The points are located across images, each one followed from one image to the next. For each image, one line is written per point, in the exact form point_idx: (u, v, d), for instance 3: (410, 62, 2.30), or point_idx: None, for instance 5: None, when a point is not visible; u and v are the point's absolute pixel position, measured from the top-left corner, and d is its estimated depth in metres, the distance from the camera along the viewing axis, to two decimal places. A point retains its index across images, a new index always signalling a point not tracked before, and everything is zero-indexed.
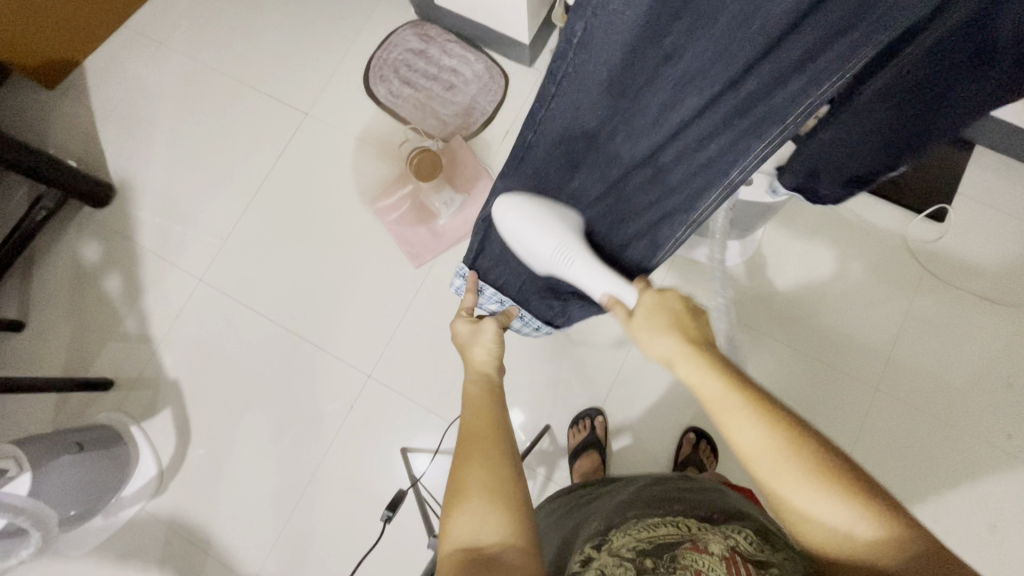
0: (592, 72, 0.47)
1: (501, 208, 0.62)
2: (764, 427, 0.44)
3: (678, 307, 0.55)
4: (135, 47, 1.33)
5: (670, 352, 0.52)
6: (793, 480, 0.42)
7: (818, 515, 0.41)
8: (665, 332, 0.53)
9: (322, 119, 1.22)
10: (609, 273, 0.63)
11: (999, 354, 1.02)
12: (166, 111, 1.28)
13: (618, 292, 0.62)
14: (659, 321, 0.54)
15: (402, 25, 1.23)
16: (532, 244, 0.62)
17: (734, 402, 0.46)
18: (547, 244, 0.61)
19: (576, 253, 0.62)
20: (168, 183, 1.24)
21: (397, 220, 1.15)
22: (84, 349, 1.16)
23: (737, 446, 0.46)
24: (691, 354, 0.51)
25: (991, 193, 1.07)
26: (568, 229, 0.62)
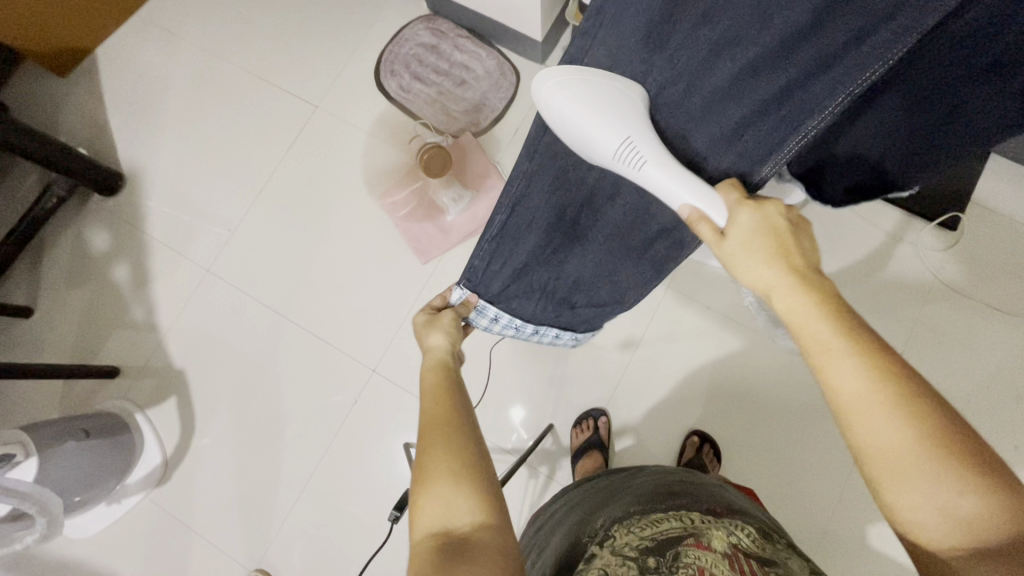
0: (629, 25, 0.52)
1: (546, 91, 0.53)
2: (871, 372, 0.41)
3: (781, 227, 0.50)
4: (147, 36, 1.33)
5: (770, 281, 0.48)
6: (894, 422, 0.39)
7: (922, 489, 0.38)
8: (764, 260, 0.49)
9: (333, 112, 1.22)
10: (690, 179, 0.53)
11: (1008, 364, 1.01)
12: (176, 101, 1.28)
13: (702, 206, 0.53)
14: (757, 247, 0.49)
15: (413, 19, 1.22)
16: (593, 134, 0.53)
17: (833, 339, 0.43)
18: (613, 129, 0.52)
19: (648, 149, 0.53)
20: (178, 173, 1.24)
21: (405, 216, 1.15)
22: (92, 336, 1.17)
23: (833, 386, 0.43)
24: (794, 286, 0.47)
25: (1005, 201, 1.06)
26: (639, 116, 0.53)
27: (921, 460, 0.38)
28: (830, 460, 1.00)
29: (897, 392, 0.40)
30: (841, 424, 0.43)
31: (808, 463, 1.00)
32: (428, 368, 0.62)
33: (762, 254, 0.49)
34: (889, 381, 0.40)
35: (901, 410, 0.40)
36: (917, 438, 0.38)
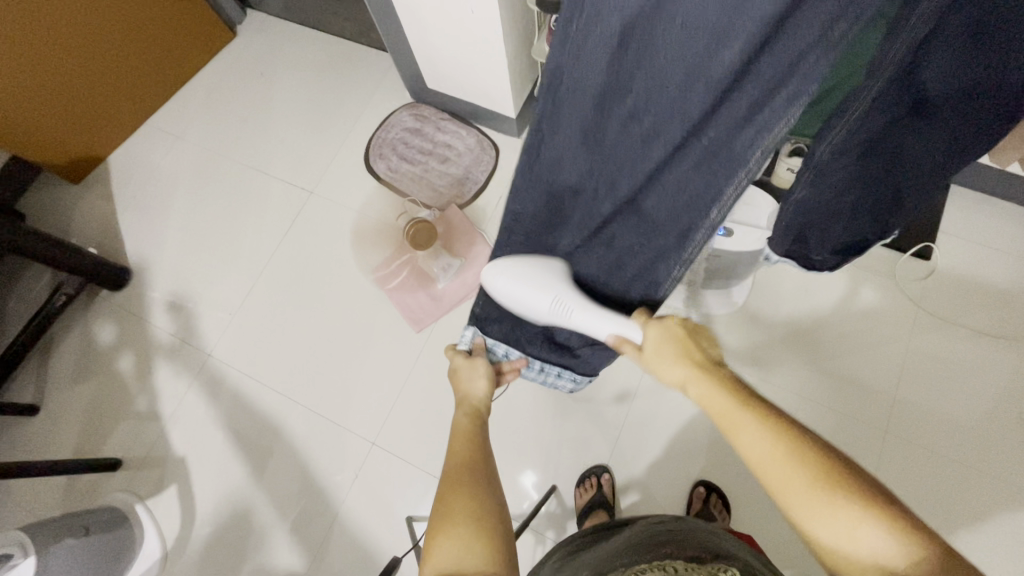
0: (568, 128, 0.57)
1: (490, 272, 0.73)
2: (769, 435, 0.48)
3: (680, 332, 0.62)
4: (155, 142, 1.44)
5: (682, 376, 0.58)
6: (791, 477, 0.45)
7: (829, 527, 0.42)
8: (675, 360, 0.60)
9: (326, 196, 1.29)
10: (610, 316, 0.69)
11: (1005, 388, 1.01)
12: (181, 197, 1.37)
13: (620, 331, 0.68)
14: (668, 351, 0.61)
15: (398, 107, 1.33)
16: (533, 299, 0.70)
17: (742, 418, 0.50)
18: (543, 301, 0.70)
19: (571, 302, 0.70)
20: (181, 263, 1.30)
21: (397, 287, 1.20)
22: (95, 429, 1.18)
23: (745, 453, 0.49)
24: (703, 375, 0.56)
25: (971, 227, 1.10)
26: (564, 287, 0.70)
27: (817, 499, 0.43)
28: None
29: (797, 452, 0.46)
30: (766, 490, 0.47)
31: None
32: (462, 414, 0.68)
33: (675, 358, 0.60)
34: (791, 444, 0.46)
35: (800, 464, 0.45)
36: (815, 485, 0.43)
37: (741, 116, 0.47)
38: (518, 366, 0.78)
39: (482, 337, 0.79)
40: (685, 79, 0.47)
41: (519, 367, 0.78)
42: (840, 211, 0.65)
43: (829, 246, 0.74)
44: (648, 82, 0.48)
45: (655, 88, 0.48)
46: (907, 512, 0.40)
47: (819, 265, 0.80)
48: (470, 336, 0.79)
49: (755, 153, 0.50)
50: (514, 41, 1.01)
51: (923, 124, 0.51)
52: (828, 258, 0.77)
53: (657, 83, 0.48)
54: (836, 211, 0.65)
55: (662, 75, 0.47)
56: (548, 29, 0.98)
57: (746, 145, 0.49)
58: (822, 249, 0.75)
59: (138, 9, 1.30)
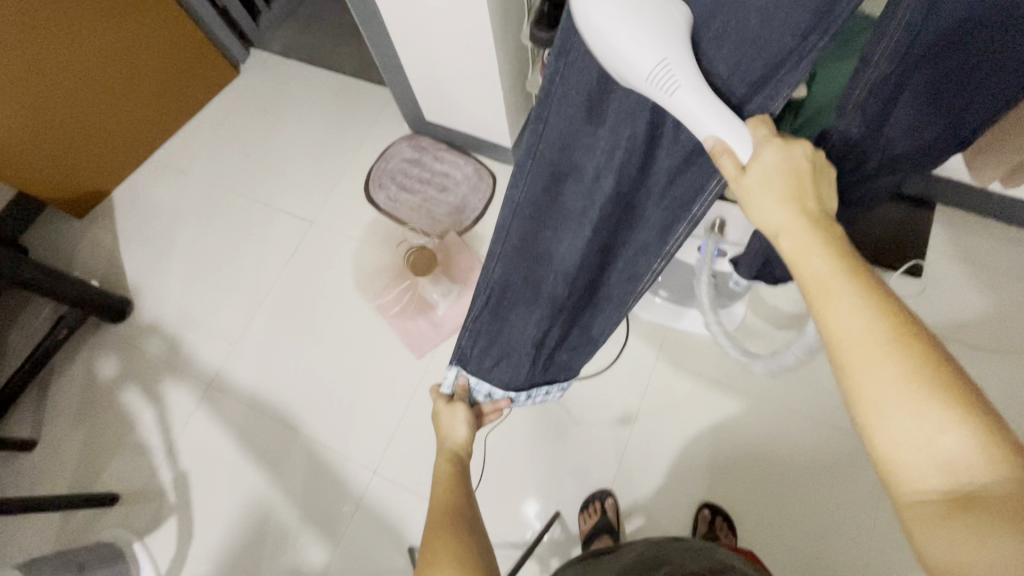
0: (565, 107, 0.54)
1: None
2: (872, 313, 0.37)
3: (804, 168, 0.44)
4: (160, 176, 1.47)
5: (780, 220, 0.43)
6: (882, 363, 0.35)
7: (907, 427, 0.34)
8: (780, 200, 0.43)
9: (327, 226, 1.32)
10: (722, 108, 0.46)
11: (1005, 403, 1.01)
12: (184, 229, 1.39)
13: (727, 137, 0.46)
14: (775, 186, 0.44)
15: (397, 139, 1.37)
16: (632, 54, 0.44)
17: (839, 282, 0.38)
18: (648, 49, 0.43)
19: (682, 77, 0.45)
20: (182, 294, 1.32)
21: (397, 314, 1.21)
22: (93, 463, 1.17)
23: (828, 325, 0.38)
24: (808, 227, 0.41)
25: (959, 244, 1.13)
26: (684, 49, 0.45)
27: (904, 393, 0.34)
28: (848, 521, 0.97)
29: (898, 336, 0.35)
30: (833, 357, 0.38)
31: (829, 527, 0.97)
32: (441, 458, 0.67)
33: (769, 199, 0.43)
34: (894, 328, 0.36)
35: (897, 354, 0.35)
36: (909, 377, 0.34)
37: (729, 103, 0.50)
38: (500, 406, 0.76)
39: (466, 375, 0.74)
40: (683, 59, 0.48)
41: (503, 407, 0.76)
42: None
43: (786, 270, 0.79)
44: None
45: None
46: (1008, 431, 0.32)
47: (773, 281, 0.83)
48: (453, 377, 0.74)
49: None
50: (508, 75, 1.06)
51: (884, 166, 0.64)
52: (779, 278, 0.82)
53: None
54: None
55: None
56: (541, 62, 1.03)
57: None
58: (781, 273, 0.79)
59: (144, 48, 1.35)
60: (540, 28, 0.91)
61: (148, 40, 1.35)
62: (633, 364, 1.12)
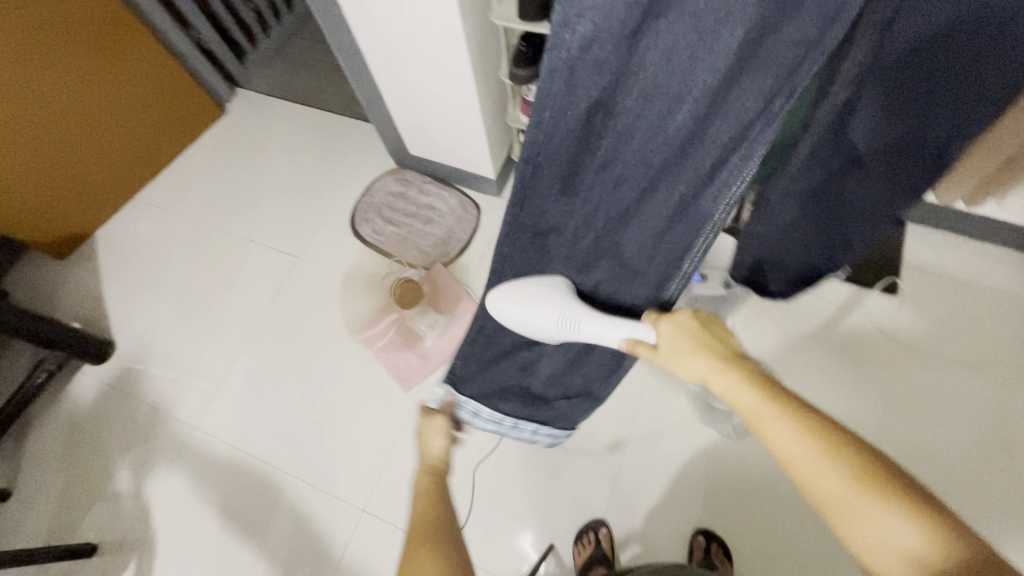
0: (550, 177, 0.62)
1: (494, 296, 0.73)
2: (801, 431, 0.45)
3: (693, 324, 0.58)
4: (145, 216, 1.47)
5: (703, 369, 0.55)
6: (827, 475, 0.42)
7: (875, 532, 0.39)
8: (693, 353, 0.56)
9: (313, 261, 1.32)
10: (624, 321, 0.64)
11: (988, 416, 1.03)
12: (168, 268, 1.39)
13: (636, 334, 0.63)
14: (684, 343, 0.57)
15: (382, 174, 1.39)
16: (532, 321, 0.69)
17: (767, 411, 0.48)
18: (541, 311, 0.68)
19: (576, 315, 0.67)
20: (166, 333, 1.30)
21: (385, 347, 1.20)
22: (72, 513, 1.13)
23: (773, 448, 0.46)
24: (725, 368, 0.53)
25: (932, 261, 1.16)
26: (570, 301, 0.68)
27: (860, 499, 0.40)
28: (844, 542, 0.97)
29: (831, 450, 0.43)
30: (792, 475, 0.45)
31: (823, 549, 0.97)
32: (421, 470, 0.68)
33: (691, 352, 0.56)
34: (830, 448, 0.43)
35: (838, 465, 0.42)
36: (852, 483, 0.41)
37: (701, 171, 0.54)
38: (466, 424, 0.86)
39: (453, 394, 0.83)
40: (649, 135, 0.53)
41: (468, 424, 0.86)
42: (788, 241, 0.68)
43: (784, 276, 0.77)
44: (619, 130, 0.54)
45: (623, 141, 0.55)
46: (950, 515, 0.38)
47: (774, 293, 0.85)
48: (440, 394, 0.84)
49: (720, 201, 0.55)
50: (490, 110, 1.09)
51: (864, 177, 0.53)
52: (782, 286, 0.81)
53: (626, 139, 0.55)
54: (784, 240, 0.68)
55: (630, 131, 0.54)
56: (521, 98, 1.06)
57: (712, 199, 0.55)
58: (777, 275, 0.78)
59: (131, 90, 1.38)
60: (518, 67, 0.95)
61: (134, 82, 1.37)
62: (622, 390, 1.12)
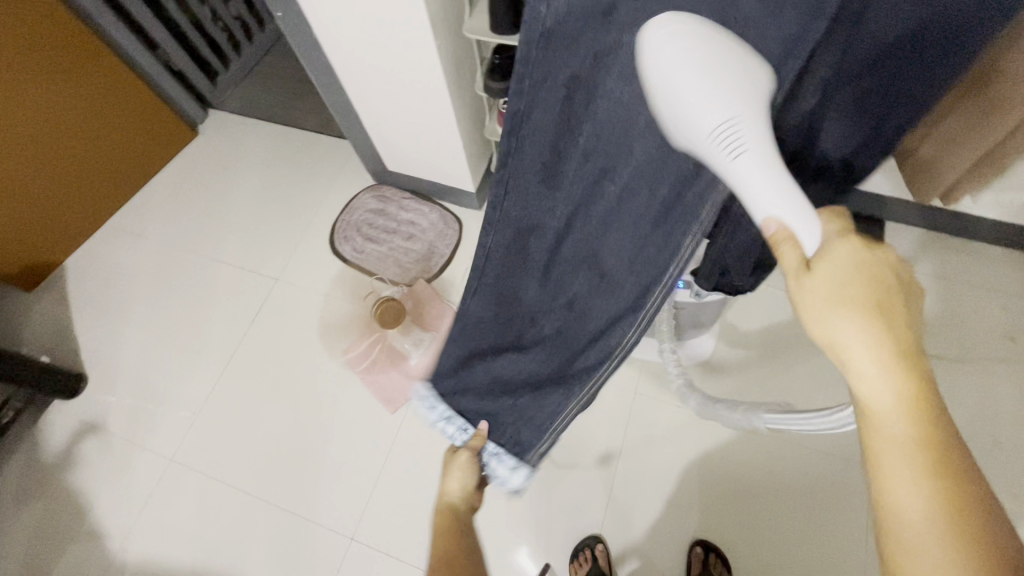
0: (530, 156, 0.55)
1: (653, 35, 0.41)
2: (907, 399, 0.34)
3: (871, 258, 0.37)
4: (115, 243, 1.43)
5: (849, 309, 0.35)
6: (906, 465, 0.34)
7: (904, 522, 0.34)
8: (848, 288, 0.36)
9: (292, 282, 1.29)
10: (798, 189, 0.39)
11: (976, 410, 1.03)
12: (142, 295, 1.34)
13: (792, 222, 0.39)
14: (844, 276, 0.36)
15: (361, 191, 1.37)
16: (691, 112, 0.39)
17: (889, 363, 0.34)
18: (718, 97, 0.38)
19: (750, 133, 0.39)
20: (140, 362, 1.26)
21: (368, 368, 1.17)
22: (43, 557, 1.08)
23: (863, 403, 0.36)
24: (875, 305, 0.35)
25: (913, 257, 1.17)
26: (762, 106, 0.39)
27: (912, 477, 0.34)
28: (841, 546, 0.96)
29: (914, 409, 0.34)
30: (861, 433, 0.37)
31: (822, 554, 0.95)
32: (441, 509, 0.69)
33: (838, 301, 0.36)
34: (920, 402, 0.34)
35: (926, 458, 0.34)
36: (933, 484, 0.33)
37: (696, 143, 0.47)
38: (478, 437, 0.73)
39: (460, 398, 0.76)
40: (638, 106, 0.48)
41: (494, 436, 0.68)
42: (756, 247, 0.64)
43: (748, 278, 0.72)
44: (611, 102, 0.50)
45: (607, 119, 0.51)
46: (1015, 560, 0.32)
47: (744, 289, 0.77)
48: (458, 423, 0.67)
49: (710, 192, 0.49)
50: (466, 123, 1.08)
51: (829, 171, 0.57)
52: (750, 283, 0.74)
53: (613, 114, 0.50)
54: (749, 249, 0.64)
55: (619, 107, 0.50)
56: (497, 109, 1.05)
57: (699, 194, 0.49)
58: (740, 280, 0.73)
59: (97, 113, 1.34)
60: (493, 79, 0.94)
61: (101, 106, 1.34)
62: (612, 401, 1.11)
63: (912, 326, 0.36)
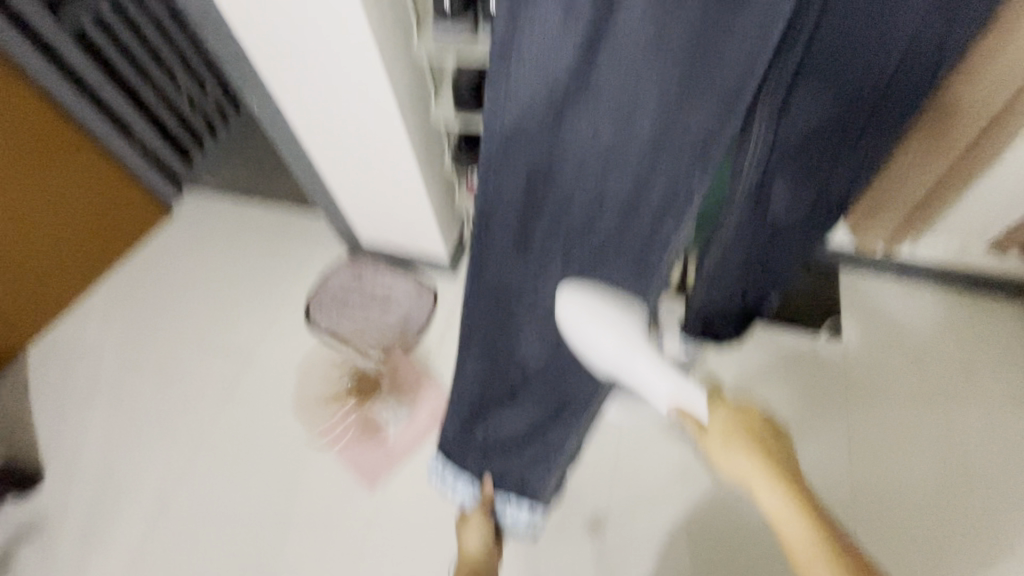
0: (502, 234, 0.69)
1: (563, 300, 0.73)
2: (791, 500, 0.61)
3: (744, 419, 0.67)
4: (81, 326, 1.40)
5: (742, 453, 0.64)
6: (811, 542, 0.59)
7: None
8: (737, 445, 0.65)
9: (266, 359, 1.28)
10: (672, 374, 0.71)
11: (941, 453, 1.06)
12: (107, 379, 1.31)
13: (683, 392, 0.70)
14: (735, 433, 0.66)
15: (335, 262, 1.38)
16: (603, 354, 0.72)
17: (767, 481, 0.63)
18: (613, 342, 0.70)
19: (638, 349, 0.71)
20: (105, 451, 1.21)
21: (344, 445, 1.15)
22: None
23: (767, 508, 0.63)
24: (753, 449, 0.64)
25: (873, 300, 1.21)
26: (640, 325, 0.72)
27: (820, 550, 0.58)
28: None
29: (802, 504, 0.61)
30: (772, 525, 0.63)
31: None
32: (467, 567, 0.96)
33: (731, 446, 0.65)
34: (800, 502, 0.61)
35: (821, 536, 0.59)
36: (830, 552, 0.58)
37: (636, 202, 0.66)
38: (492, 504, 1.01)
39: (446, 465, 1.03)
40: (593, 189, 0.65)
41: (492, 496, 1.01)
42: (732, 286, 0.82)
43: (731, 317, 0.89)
44: (565, 187, 0.65)
45: (565, 199, 0.66)
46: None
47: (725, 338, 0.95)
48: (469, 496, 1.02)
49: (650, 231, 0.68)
50: (437, 198, 1.12)
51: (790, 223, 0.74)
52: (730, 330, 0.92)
53: (570, 196, 0.66)
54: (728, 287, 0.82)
55: (573, 194, 0.66)
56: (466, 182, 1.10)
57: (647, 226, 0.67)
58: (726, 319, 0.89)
59: (63, 196, 1.33)
60: None
61: (66, 188, 1.32)
62: (595, 462, 1.09)
63: (776, 451, 0.65)
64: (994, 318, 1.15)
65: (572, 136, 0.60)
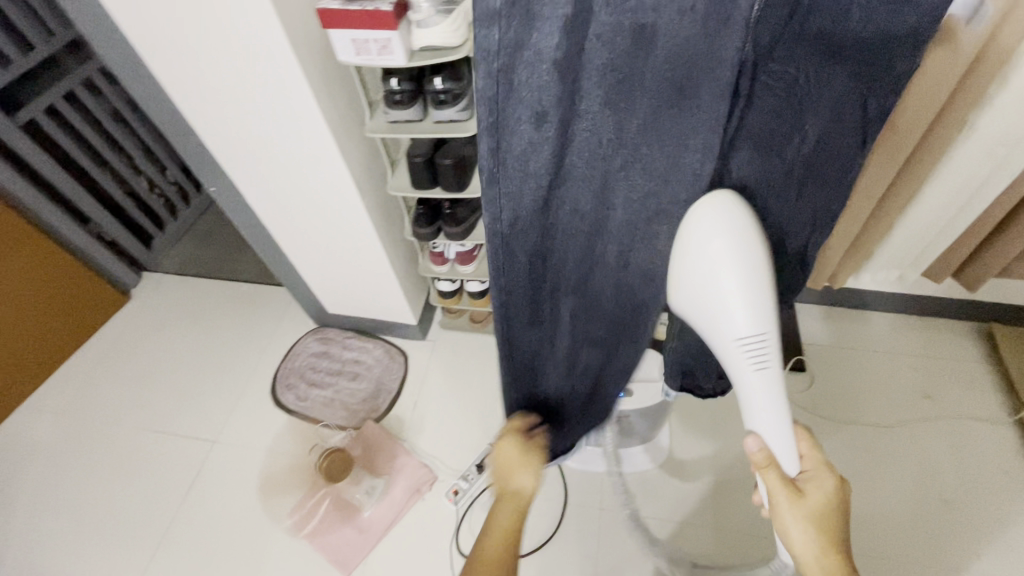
0: (518, 320, 0.69)
1: (704, 214, 0.51)
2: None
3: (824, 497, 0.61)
4: (31, 424, 1.32)
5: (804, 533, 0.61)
6: None
7: None
8: (806, 523, 0.61)
9: (233, 441, 1.22)
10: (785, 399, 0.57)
11: (921, 473, 1.08)
12: (59, 478, 1.22)
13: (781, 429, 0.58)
14: (812, 508, 0.61)
15: (303, 336, 1.37)
16: (697, 295, 0.54)
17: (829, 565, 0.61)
18: (755, 328, 0.53)
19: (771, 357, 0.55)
20: (54, 560, 1.11)
21: (317, 528, 1.09)
22: None
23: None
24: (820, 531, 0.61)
25: (827, 334, 1.28)
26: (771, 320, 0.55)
27: None
28: None
29: None
30: None
31: None
32: None
33: (804, 522, 0.61)
34: None
35: None
36: None
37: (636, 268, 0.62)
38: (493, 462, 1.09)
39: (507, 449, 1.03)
40: (589, 253, 0.63)
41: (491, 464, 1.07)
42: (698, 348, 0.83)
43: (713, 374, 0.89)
44: (565, 255, 0.63)
45: (569, 266, 0.65)
46: None
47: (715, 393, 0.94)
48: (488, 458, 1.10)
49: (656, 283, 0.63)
50: (398, 264, 1.13)
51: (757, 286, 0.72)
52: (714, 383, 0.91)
53: (570, 263, 0.64)
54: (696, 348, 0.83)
55: (568, 259, 0.64)
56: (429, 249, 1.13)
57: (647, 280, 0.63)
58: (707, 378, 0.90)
59: (19, 291, 1.29)
60: (421, 226, 1.02)
61: (22, 283, 1.29)
62: (580, 521, 1.08)
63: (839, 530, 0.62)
64: (940, 343, 1.24)
65: (554, 225, 0.59)
